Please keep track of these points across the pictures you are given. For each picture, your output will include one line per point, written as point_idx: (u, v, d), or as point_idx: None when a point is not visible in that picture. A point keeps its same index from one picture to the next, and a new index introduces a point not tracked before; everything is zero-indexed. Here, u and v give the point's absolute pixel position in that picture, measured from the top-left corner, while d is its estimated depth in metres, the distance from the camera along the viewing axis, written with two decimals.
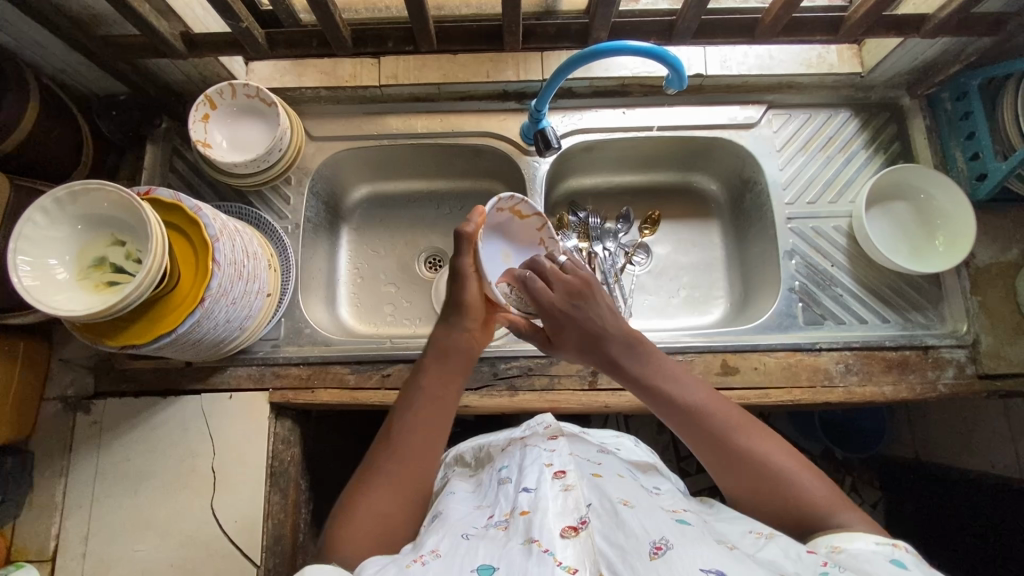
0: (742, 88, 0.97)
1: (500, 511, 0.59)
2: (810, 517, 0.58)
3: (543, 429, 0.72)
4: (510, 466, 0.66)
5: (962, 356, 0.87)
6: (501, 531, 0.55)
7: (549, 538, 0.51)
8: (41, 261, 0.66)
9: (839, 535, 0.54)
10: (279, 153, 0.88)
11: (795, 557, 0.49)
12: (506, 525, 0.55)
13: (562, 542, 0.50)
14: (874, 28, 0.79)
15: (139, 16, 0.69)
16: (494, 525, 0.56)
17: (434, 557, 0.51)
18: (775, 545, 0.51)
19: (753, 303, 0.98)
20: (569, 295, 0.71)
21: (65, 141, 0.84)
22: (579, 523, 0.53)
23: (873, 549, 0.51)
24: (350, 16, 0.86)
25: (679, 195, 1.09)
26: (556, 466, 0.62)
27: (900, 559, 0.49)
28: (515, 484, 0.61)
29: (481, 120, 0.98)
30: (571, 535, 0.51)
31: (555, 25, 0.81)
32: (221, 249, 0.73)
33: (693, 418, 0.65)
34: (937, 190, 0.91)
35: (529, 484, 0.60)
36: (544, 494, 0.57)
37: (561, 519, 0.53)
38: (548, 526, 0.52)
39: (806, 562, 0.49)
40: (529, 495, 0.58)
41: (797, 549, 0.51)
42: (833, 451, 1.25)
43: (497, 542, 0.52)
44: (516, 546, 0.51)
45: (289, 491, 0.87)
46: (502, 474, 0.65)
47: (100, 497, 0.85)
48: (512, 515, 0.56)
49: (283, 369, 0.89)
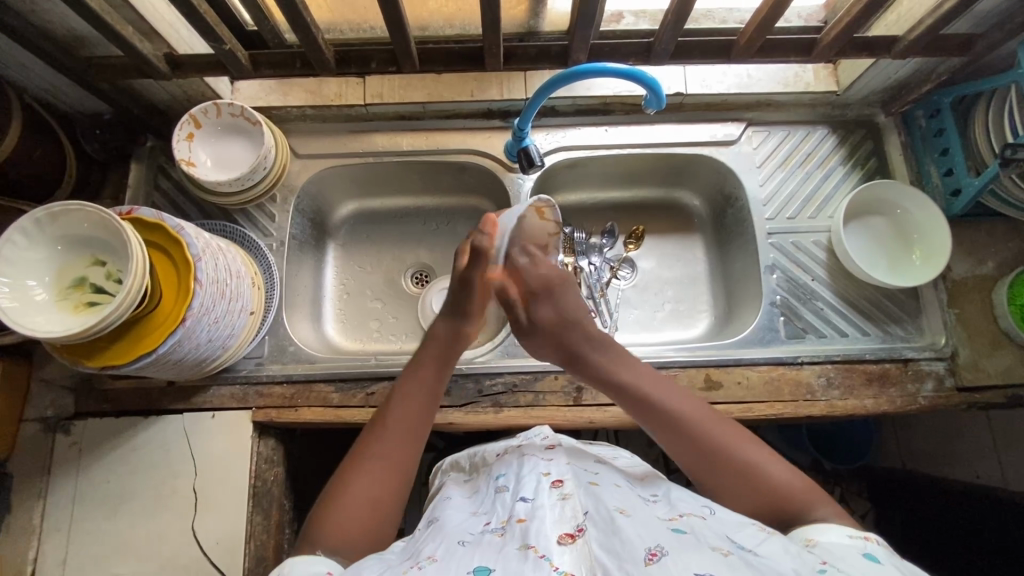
0: (721, 106, 0.99)
1: (497, 519, 0.59)
2: (789, 509, 0.60)
3: (540, 440, 0.73)
4: (507, 474, 0.66)
5: (941, 368, 0.88)
6: (499, 537, 0.55)
7: (546, 544, 0.51)
8: (20, 282, 0.65)
9: (816, 527, 0.56)
10: (263, 172, 0.88)
11: (794, 555, 0.50)
12: (504, 532, 0.56)
13: (558, 548, 0.51)
14: (847, 49, 0.81)
15: (123, 38, 0.70)
16: (490, 532, 0.57)
17: (430, 562, 0.51)
18: (774, 541, 0.52)
19: (737, 317, 0.99)
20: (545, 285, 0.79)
21: (49, 161, 0.84)
22: (575, 530, 0.53)
23: (846, 542, 0.53)
24: (334, 36, 0.87)
25: (663, 210, 1.10)
26: (554, 476, 0.62)
27: (874, 554, 0.51)
28: (512, 492, 0.61)
29: (466, 138, 0.99)
30: (568, 542, 0.52)
31: (535, 47, 0.82)
32: (203, 267, 0.73)
33: (662, 416, 0.68)
34: (913, 206, 0.93)
35: (526, 492, 0.60)
36: (542, 502, 0.57)
37: (558, 526, 0.54)
38: (546, 532, 0.53)
39: (804, 559, 0.49)
40: (527, 503, 0.58)
41: (797, 546, 0.51)
42: (821, 462, 1.24)
43: (493, 548, 0.53)
44: (512, 551, 0.51)
45: (272, 512, 0.86)
46: (499, 482, 0.65)
47: (79, 519, 0.83)
48: (510, 523, 0.56)
49: (266, 388, 0.88)
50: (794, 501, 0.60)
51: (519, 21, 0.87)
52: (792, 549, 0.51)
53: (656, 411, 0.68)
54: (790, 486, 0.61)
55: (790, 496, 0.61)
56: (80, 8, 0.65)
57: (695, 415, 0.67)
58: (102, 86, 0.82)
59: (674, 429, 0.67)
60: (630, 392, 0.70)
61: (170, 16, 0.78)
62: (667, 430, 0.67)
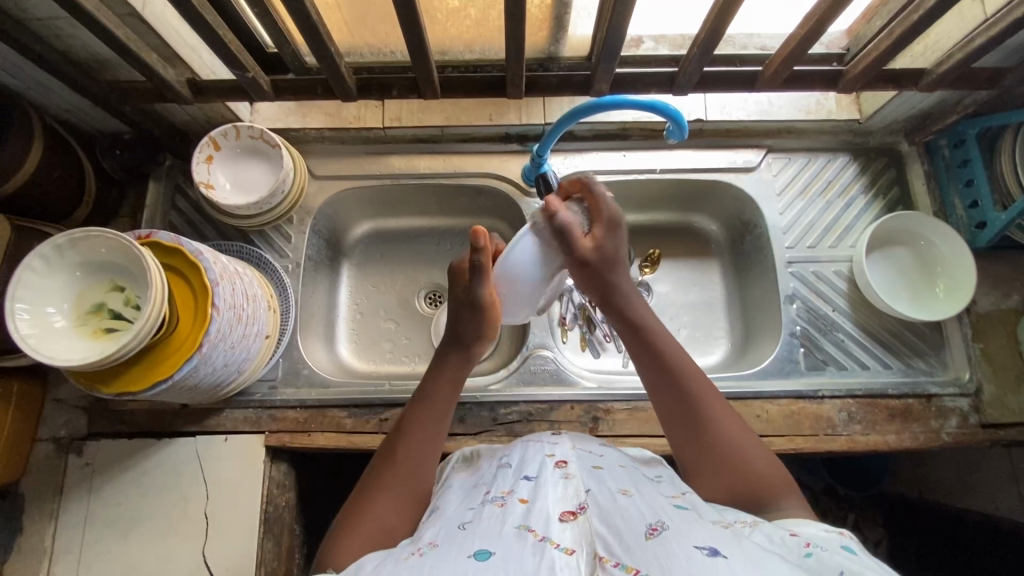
0: (741, 133, 0.98)
1: (497, 490, 0.58)
2: (758, 490, 0.59)
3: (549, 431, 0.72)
4: (511, 455, 0.65)
5: (965, 405, 0.86)
6: (498, 508, 0.54)
7: (545, 525, 0.50)
8: (39, 309, 0.65)
9: (789, 519, 0.54)
10: (282, 195, 0.88)
11: (778, 543, 0.49)
12: (503, 504, 0.55)
13: (560, 524, 0.50)
14: (873, 82, 0.80)
15: (148, 65, 0.70)
16: (490, 502, 0.56)
17: (431, 548, 0.50)
18: (759, 532, 0.51)
19: (755, 347, 0.98)
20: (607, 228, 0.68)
21: (69, 182, 0.85)
22: (577, 508, 0.52)
23: (824, 533, 0.51)
24: (354, 60, 0.87)
25: (680, 234, 1.09)
26: (558, 457, 0.61)
27: (851, 544, 0.49)
28: (515, 470, 0.61)
29: (483, 161, 0.99)
30: (570, 518, 0.51)
31: (558, 76, 0.82)
32: (221, 292, 0.73)
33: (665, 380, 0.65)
34: (936, 237, 0.92)
35: (529, 472, 0.59)
36: (544, 481, 0.57)
37: (560, 504, 0.53)
38: (547, 511, 0.52)
39: (789, 546, 0.49)
40: (529, 483, 0.57)
41: (779, 534, 0.51)
42: (835, 488, 1.18)
43: (492, 525, 0.51)
44: (511, 530, 0.50)
45: (283, 539, 0.85)
46: (502, 461, 0.65)
47: (90, 542, 0.83)
48: (511, 497, 0.56)
49: (279, 413, 0.88)
50: (767, 488, 0.59)
51: (540, 46, 0.86)
52: (776, 538, 0.50)
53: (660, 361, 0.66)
54: (765, 476, 0.60)
55: (761, 480, 0.60)
56: (107, 37, 0.65)
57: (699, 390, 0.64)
58: (124, 108, 0.82)
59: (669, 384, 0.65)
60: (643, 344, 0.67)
61: (194, 41, 0.79)
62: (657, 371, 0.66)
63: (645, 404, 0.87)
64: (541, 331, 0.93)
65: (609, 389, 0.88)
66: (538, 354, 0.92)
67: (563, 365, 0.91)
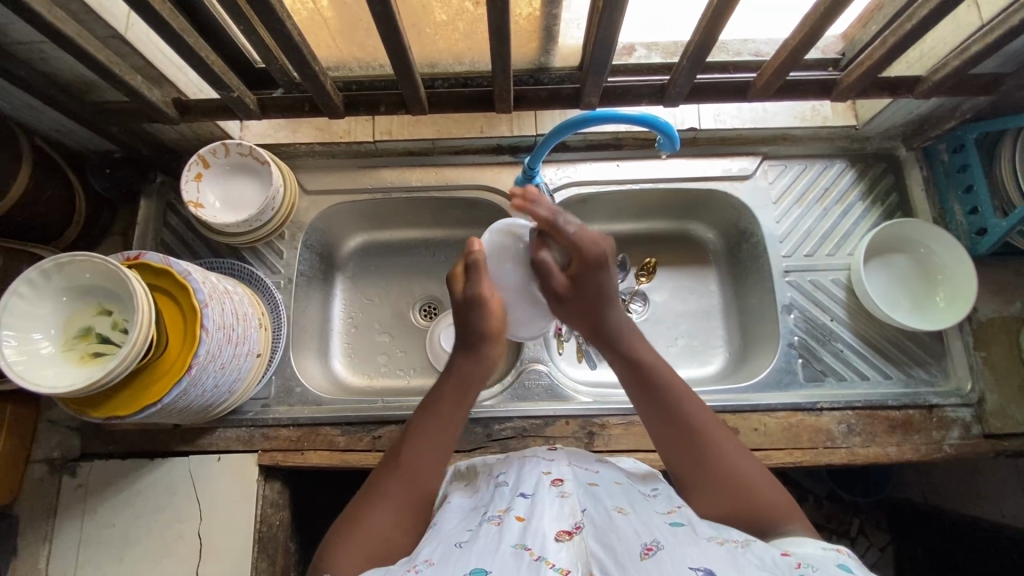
0: (735, 140, 0.97)
1: (494, 509, 0.57)
2: (764, 516, 0.57)
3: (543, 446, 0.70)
4: (507, 472, 0.64)
5: (967, 415, 0.85)
6: (494, 526, 0.53)
7: (541, 544, 0.49)
8: (25, 335, 0.64)
9: (789, 540, 0.53)
10: (271, 212, 0.88)
11: (773, 564, 0.47)
12: (500, 521, 0.53)
13: (555, 545, 0.49)
14: (868, 90, 0.79)
15: (132, 88, 0.70)
16: (486, 521, 0.55)
17: (427, 565, 0.49)
18: (752, 552, 0.49)
19: (754, 357, 0.96)
20: (585, 270, 0.68)
21: (60, 204, 0.85)
22: (573, 527, 0.51)
23: (821, 552, 0.50)
24: (343, 74, 0.85)
25: (676, 242, 1.07)
26: (554, 474, 0.60)
27: (847, 563, 0.48)
28: (512, 487, 0.59)
29: (476, 173, 0.98)
30: (565, 538, 0.50)
31: (546, 90, 0.81)
32: (210, 314, 0.72)
33: (668, 408, 0.64)
34: (936, 244, 0.90)
35: (526, 489, 0.58)
36: (541, 498, 0.55)
37: (556, 523, 0.52)
38: (543, 530, 0.51)
39: (782, 566, 0.46)
40: (526, 500, 0.56)
41: (772, 554, 0.49)
42: (839, 493, 1.14)
43: (488, 542, 0.50)
44: (507, 548, 0.49)
45: (277, 558, 0.85)
46: (498, 478, 0.63)
47: (84, 563, 0.83)
48: (507, 515, 0.54)
49: (273, 431, 0.87)
50: (773, 513, 0.57)
51: (529, 57, 0.83)
52: (772, 555, 0.48)
53: (657, 380, 0.66)
54: (772, 502, 0.58)
55: (770, 506, 0.58)
56: (90, 62, 0.65)
57: (701, 416, 0.64)
58: (111, 129, 0.82)
59: (669, 405, 0.64)
60: (640, 371, 0.67)
61: (179, 61, 0.79)
62: (656, 386, 0.65)
63: (640, 419, 0.86)
64: (535, 345, 0.92)
65: (604, 403, 0.88)
66: (533, 369, 0.91)
67: (557, 380, 0.91)
